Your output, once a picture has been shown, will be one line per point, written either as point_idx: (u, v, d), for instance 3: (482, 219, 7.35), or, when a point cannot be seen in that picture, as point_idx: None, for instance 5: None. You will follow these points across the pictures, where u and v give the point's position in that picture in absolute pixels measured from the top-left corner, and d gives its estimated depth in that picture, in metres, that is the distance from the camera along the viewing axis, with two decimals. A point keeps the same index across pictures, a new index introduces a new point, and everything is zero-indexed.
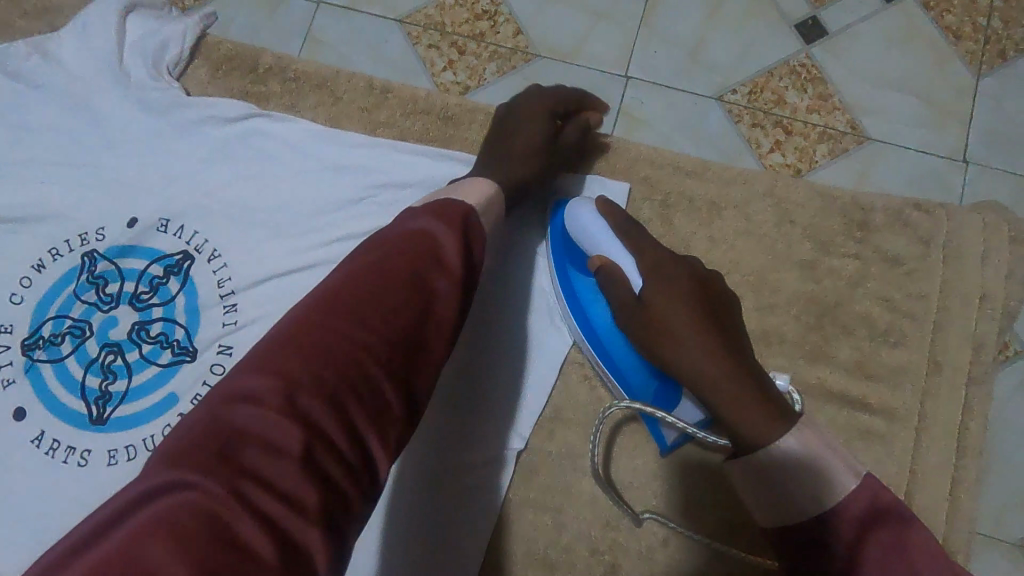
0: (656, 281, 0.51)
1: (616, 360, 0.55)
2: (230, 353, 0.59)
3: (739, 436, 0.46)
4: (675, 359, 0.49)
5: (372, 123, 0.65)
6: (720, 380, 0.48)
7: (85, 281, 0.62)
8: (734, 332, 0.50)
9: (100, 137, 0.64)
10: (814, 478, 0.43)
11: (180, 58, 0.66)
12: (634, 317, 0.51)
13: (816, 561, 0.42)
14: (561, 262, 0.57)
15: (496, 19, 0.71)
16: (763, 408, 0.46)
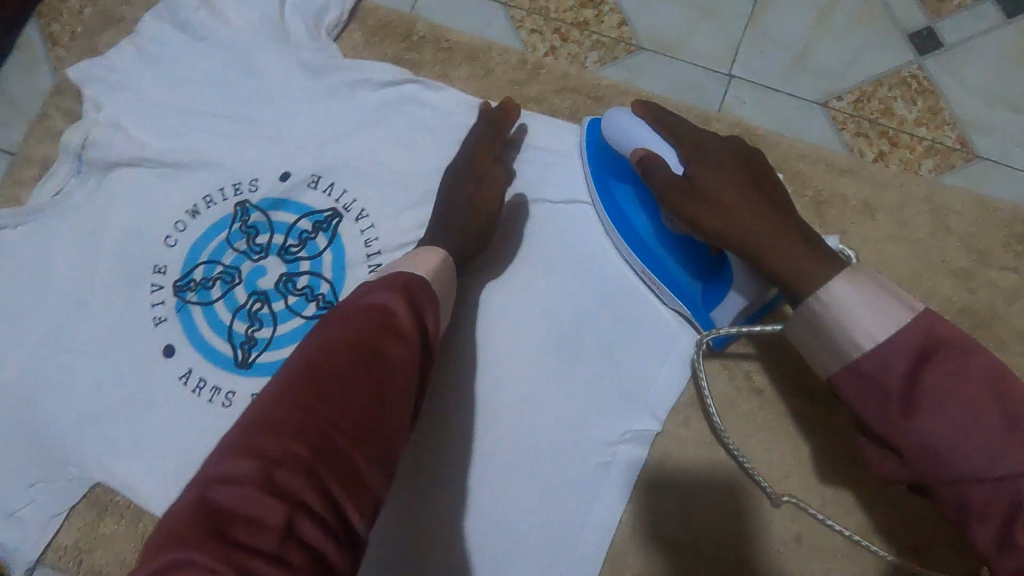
0: (698, 161, 0.51)
1: (679, 277, 0.57)
2: None
3: (796, 281, 0.44)
4: (724, 223, 0.48)
5: (521, 96, 0.65)
6: (762, 240, 0.47)
7: (238, 230, 0.64)
8: (785, 207, 0.49)
9: (258, 91, 0.65)
10: (876, 325, 0.39)
11: (340, 21, 0.67)
12: (679, 195, 0.50)
13: (873, 394, 0.40)
14: (597, 173, 0.60)
15: (602, 7, 0.69)
16: (822, 260, 0.44)
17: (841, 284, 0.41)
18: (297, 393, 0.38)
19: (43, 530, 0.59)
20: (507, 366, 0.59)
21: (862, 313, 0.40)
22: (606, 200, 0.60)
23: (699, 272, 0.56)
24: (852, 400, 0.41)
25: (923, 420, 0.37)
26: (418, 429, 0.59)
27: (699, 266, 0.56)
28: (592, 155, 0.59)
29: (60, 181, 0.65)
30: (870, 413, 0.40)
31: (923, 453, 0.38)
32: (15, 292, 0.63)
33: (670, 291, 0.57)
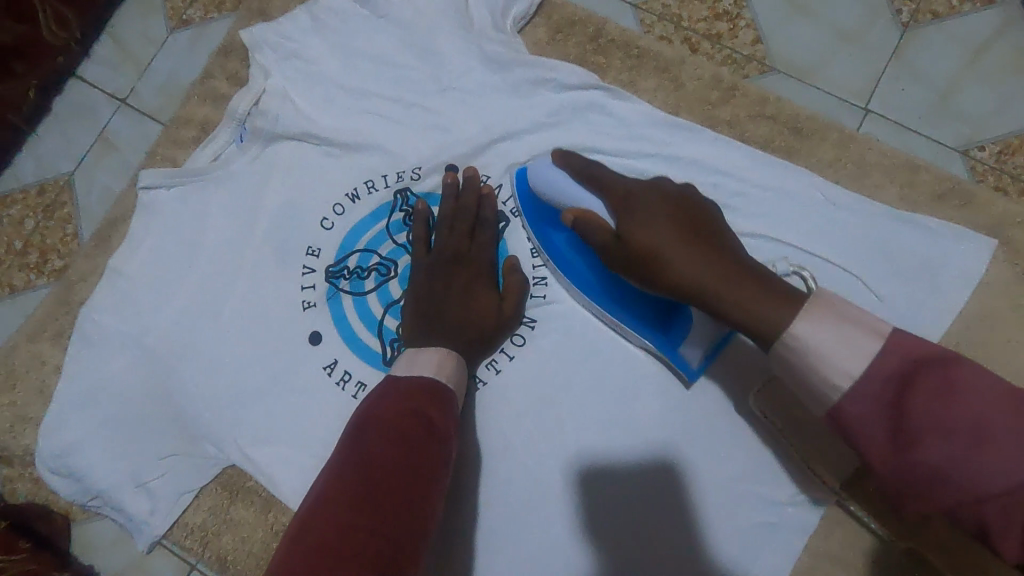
0: (628, 215, 0.50)
1: (630, 307, 0.56)
2: (533, 325, 0.59)
3: (758, 327, 0.44)
4: (677, 279, 0.47)
5: (713, 117, 0.61)
6: (705, 276, 0.46)
7: (398, 221, 0.61)
8: (712, 234, 0.49)
9: (434, 77, 0.62)
10: (843, 358, 0.40)
11: (527, 13, 0.63)
12: (616, 250, 0.50)
13: (881, 431, 0.39)
14: (538, 226, 0.58)
15: (737, 23, 0.68)
16: (775, 299, 0.44)
17: (810, 323, 0.41)
18: (362, 498, 0.42)
19: (175, 505, 0.58)
20: (671, 405, 0.57)
21: (834, 352, 0.40)
22: (540, 232, 0.58)
23: (655, 319, 0.55)
24: (860, 440, 0.40)
25: (923, 451, 0.38)
26: (579, 456, 0.57)
27: (651, 317, 0.55)
28: (520, 179, 0.58)
29: (221, 146, 0.63)
30: (857, 440, 0.40)
31: (960, 496, 0.37)
32: (164, 256, 0.61)
33: (622, 321, 0.57)
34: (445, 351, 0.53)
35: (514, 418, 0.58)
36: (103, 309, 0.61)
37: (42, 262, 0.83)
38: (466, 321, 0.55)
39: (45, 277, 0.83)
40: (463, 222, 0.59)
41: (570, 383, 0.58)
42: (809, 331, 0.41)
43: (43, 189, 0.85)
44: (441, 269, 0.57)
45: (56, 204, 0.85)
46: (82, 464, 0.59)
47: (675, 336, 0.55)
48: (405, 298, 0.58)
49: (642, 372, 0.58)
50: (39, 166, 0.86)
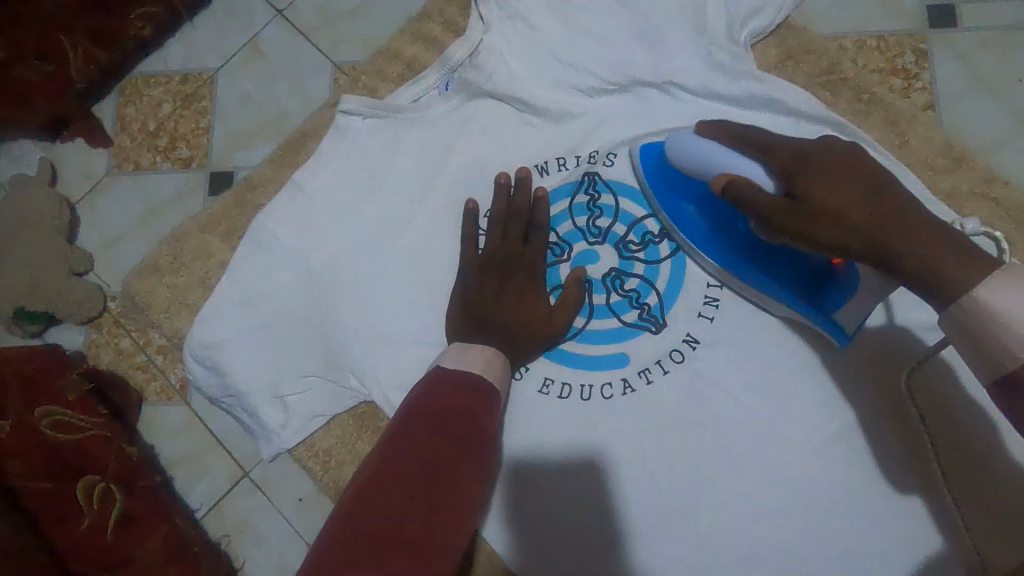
0: (805, 172, 0.44)
1: (769, 280, 0.53)
2: (695, 347, 0.57)
3: (945, 281, 0.38)
4: (857, 236, 0.41)
5: (932, 184, 0.58)
6: (873, 231, 0.40)
7: (582, 203, 0.60)
8: (879, 184, 0.42)
9: (654, 72, 0.60)
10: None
11: (764, 31, 0.61)
12: (783, 211, 0.44)
13: None
14: (662, 195, 0.57)
15: (913, 82, 0.72)
16: (963, 258, 0.38)
17: (1000, 289, 0.36)
18: (422, 484, 0.42)
19: (307, 424, 0.60)
20: (824, 463, 0.55)
21: (1017, 317, 0.35)
22: (669, 204, 0.57)
23: (802, 285, 0.52)
24: None
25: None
26: (711, 485, 0.55)
27: (794, 270, 0.52)
28: (647, 155, 0.58)
29: (426, 88, 0.63)
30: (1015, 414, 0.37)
31: None
32: (347, 182, 0.62)
33: (751, 285, 0.55)
34: (492, 351, 0.53)
35: (660, 433, 0.56)
36: (277, 219, 0.61)
37: (171, 147, 0.86)
38: (516, 324, 0.55)
39: (170, 161, 0.86)
40: (523, 218, 0.58)
41: (723, 413, 0.56)
42: (1001, 293, 0.36)
43: (185, 78, 0.87)
44: (494, 269, 0.56)
45: (196, 95, 0.87)
46: (226, 362, 0.60)
47: (827, 305, 0.52)
48: (455, 289, 0.57)
49: (803, 421, 0.55)
50: (187, 55, 0.88)
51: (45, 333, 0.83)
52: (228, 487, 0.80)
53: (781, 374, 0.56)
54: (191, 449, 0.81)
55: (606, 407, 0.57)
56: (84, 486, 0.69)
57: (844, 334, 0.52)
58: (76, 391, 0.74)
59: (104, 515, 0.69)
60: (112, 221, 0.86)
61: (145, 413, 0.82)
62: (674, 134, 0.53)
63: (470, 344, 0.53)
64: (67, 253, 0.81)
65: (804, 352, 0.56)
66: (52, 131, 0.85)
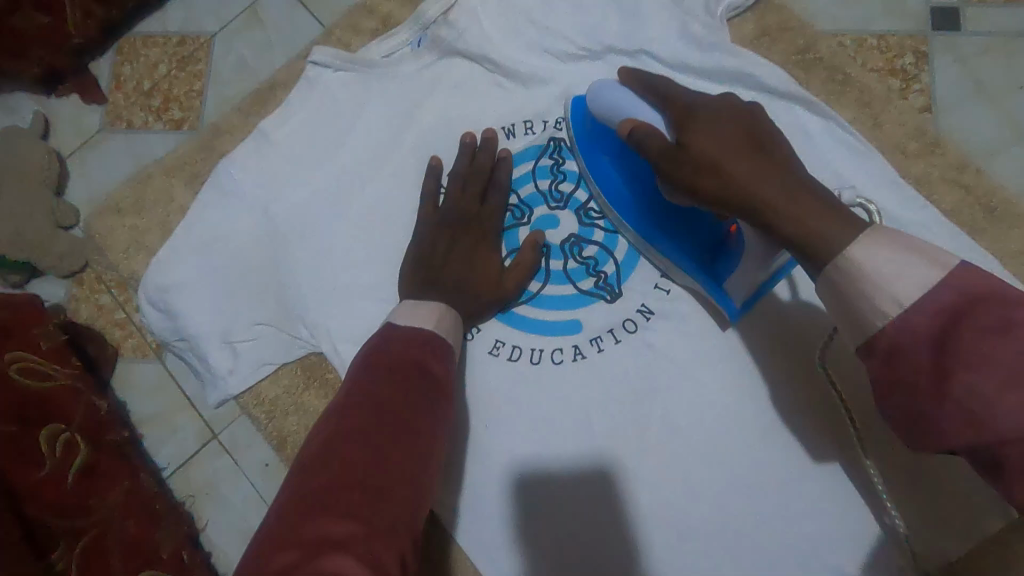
0: (694, 124, 0.44)
1: (668, 241, 0.53)
2: (649, 317, 0.56)
3: (809, 240, 0.38)
4: (730, 187, 0.41)
5: (902, 168, 0.57)
6: (754, 185, 0.40)
7: (545, 167, 0.59)
8: (769, 140, 0.42)
9: (627, 41, 0.60)
10: (900, 286, 0.35)
11: (741, 5, 0.60)
12: (671, 162, 0.45)
13: (897, 376, 0.37)
14: (584, 146, 0.56)
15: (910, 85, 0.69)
16: (833, 217, 0.38)
17: (870, 247, 0.37)
18: (377, 436, 0.42)
19: (254, 373, 0.59)
20: (771, 441, 0.54)
21: (890, 277, 0.36)
22: (586, 149, 0.56)
23: (701, 252, 0.52)
24: (891, 395, 0.38)
25: (952, 388, 0.34)
26: (657, 457, 0.54)
27: (695, 236, 0.52)
28: (576, 103, 0.57)
29: (397, 44, 0.62)
30: (874, 373, 0.39)
31: (961, 428, 0.35)
32: (313, 134, 0.61)
33: (648, 243, 0.55)
34: (443, 307, 0.52)
35: (608, 403, 0.55)
36: (242, 166, 0.61)
37: (165, 108, 0.86)
38: (467, 282, 0.54)
39: (162, 122, 0.86)
40: (484, 177, 0.57)
41: (672, 385, 0.55)
42: (870, 253, 0.36)
43: (183, 40, 0.87)
44: (449, 227, 0.56)
45: (193, 58, 0.87)
46: (179, 304, 0.59)
47: (720, 274, 0.52)
48: (410, 244, 0.57)
49: (751, 398, 0.55)
50: (186, 20, 0.88)
51: (27, 284, 0.84)
52: (196, 449, 0.81)
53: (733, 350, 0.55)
54: (161, 408, 0.82)
55: (555, 372, 0.56)
56: (47, 435, 0.67)
57: (730, 303, 0.52)
58: (51, 341, 0.73)
59: (64, 466, 0.67)
60: (101, 177, 0.86)
61: (120, 369, 0.82)
62: (599, 83, 0.53)
63: (425, 301, 0.52)
64: (54, 206, 0.81)
65: (758, 327, 0.55)
66: (47, 84, 0.85)
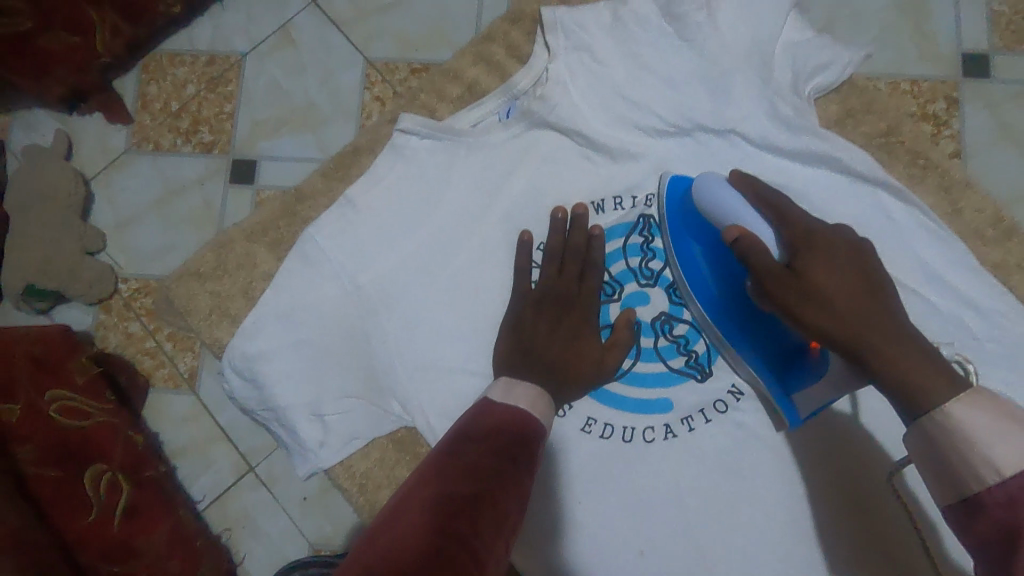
0: (809, 251, 0.46)
1: (745, 342, 0.55)
2: (739, 398, 0.57)
3: (908, 389, 0.40)
4: (834, 321, 0.43)
5: (982, 256, 0.59)
6: (856, 325, 0.42)
7: (635, 244, 0.60)
8: (877, 285, 0.44)
9: (717, 119, 0.61)
10: (1004, 450, 0.35)
11: (828, 86, 0.61)
12: (776, 280, 0.46)
13: (986, 549, 0.36)
14: (676, 232, 0.57)
15: (942, 129, 0.76)
16: (935, 372, 0.39)
17: (970, 408, 0.37)
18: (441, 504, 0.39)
19: (347, 445, 0.59)
20: (858, 522, 0.55)
21: (988, 440, 0.36)
22: (677, 238, 0.57)
23: (772, 359, 0.53)
24: (977, 564, 0.36)
25: None
26: (748, 537, 0.56)
27: (772, 344, 0.53)
28: (673, 187, 0.58)
29: (485, 113, 0.62)
30: (967, 539, 0.37)
31: None
32: (399, 202, 0.61)
33: (726, 339, 0.56)
34: (538, 391, 0.51)
35: (698, 482, 0.57)
36: (327, 234, 0.60)
37: (192, 131, 0.84)
38: (566, 363, 0.54)
39: (191, 145, 0.83)
40: (579, 254, 0.58)
41: (762, 467, 0.56)
42: (967, 411, 0.37)
43: (212, 59, 0.85)
44: (548, 306, 0.57)
45: (221, 79, 0.84)
46: (266, 375, 0.59)
47: (790, 384, 0.53)
48: (505, 322, 0.57)
49: (842, 479, 0.56)
50: (214, 36, 0.85)
51: (53, 311, 0.81)
52: (230, 481, 0.79)
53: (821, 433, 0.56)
54: (194, 439, 0.80)
55: (647, 451, 0.57)
56: (92, 473, 0.67)
57: (794, 412, 0.53)
58: (85, 374, 0.71)
59: (110, 508, 0.67)
60: (127, 201, 0.83)
61: (152, 399, 0.80)
62: (706, 178, 0.54)
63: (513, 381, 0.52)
64: (82, 232, 0.79)
65: (846, 410, 0.56)
66: (70, 104, 0.82)
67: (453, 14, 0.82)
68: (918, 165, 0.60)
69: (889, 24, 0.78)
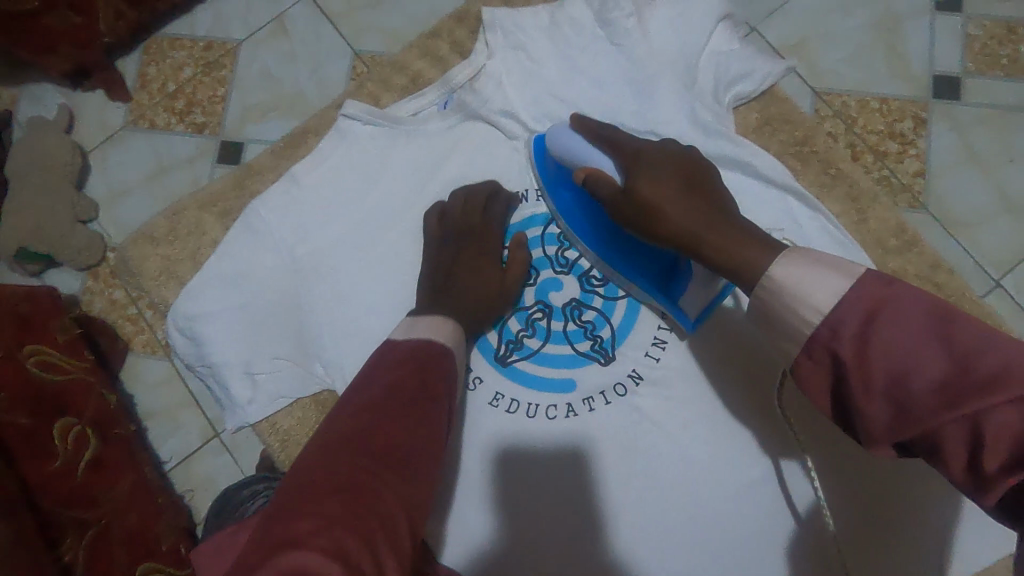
0: (641, 171, 0.52)
1: (628, 268, 0.60)
2: (638, 383, 0.61)
3: (741, 270, 0.45)
4: (672, 227, 0.49)
5: (880, 264, 0.62)
6: (693, 224, 0.49)
7: (554, 234, 0.64)
8: (704, 183, 0.51)
9: (639, 119, 0.64)
10: (818, 294, 0.39)
11: (745, 96, 0.65)
12: (624, 205, 0.53)
13: (828, 378, 0.41)
14: (550, 185, 0.62)
15: (908, 148, 0.78)
16: (749, 243, 0.45)
17: (788, 267, 0.41)
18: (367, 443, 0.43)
19: (273, 403, 0.64)
20: (736, 502, 0.60)
21: (807, 289, 0.40)
22: (552, 190, 0.62)
23: (654, 276, 0.58)
24: (821, 392, 0.42)
25: (875, 379, 0.38)
26: (636, 513, 0.60)
27: (649, 262, 0.58)
28: (537, 148, 0.62)
29: (425, 104, 0.67)
30: (817, 378, 0.41)
31: (890, 413, 0.38)
32: (338, 182, 0.65)
33: (613, 269, 0.61)
34: (444, 318, 0.55)
35: (592, 458, 0.61)
36: (270, 207, 0.65)
37: (187, 111, 0.89)
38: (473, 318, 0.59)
39: (184, 125, 0.89)
40: (485, 225, 0.63)
41: (654, 448, 0.60)
42: (788, 271, 0.41)
43: (209, 45, 0.90)
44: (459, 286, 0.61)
45: (217, 64, 0.90)
46: (204, 334, 0.64)
47: (674, 294, 0.58)
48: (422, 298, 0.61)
49: (725, 463, 0.60)
50: (214, 24, 0.90)
51: (44, 274, 0.87)
52: (198, 444, 0.85)
53: (710, 419, 0.61)
54: (167, 403, 0.86)
55: (548, 427, 0.61)
56: (60, 428, 0.69)
57: (686, 317, 0.59)
58: (66, 333, 0.76)
59: (76, 458, 0.68)
60: (120, 174, 0.89)
61: (129, 362, 0.86)
62: (556, 130, 0.59)
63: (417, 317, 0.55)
64: (76, 201, 0.84)
65: (735, 398, 0.61)
66: (74, 81, 0.87)
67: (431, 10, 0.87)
68: (827, 174, 0.64)
69: (864, 41, 0.81)
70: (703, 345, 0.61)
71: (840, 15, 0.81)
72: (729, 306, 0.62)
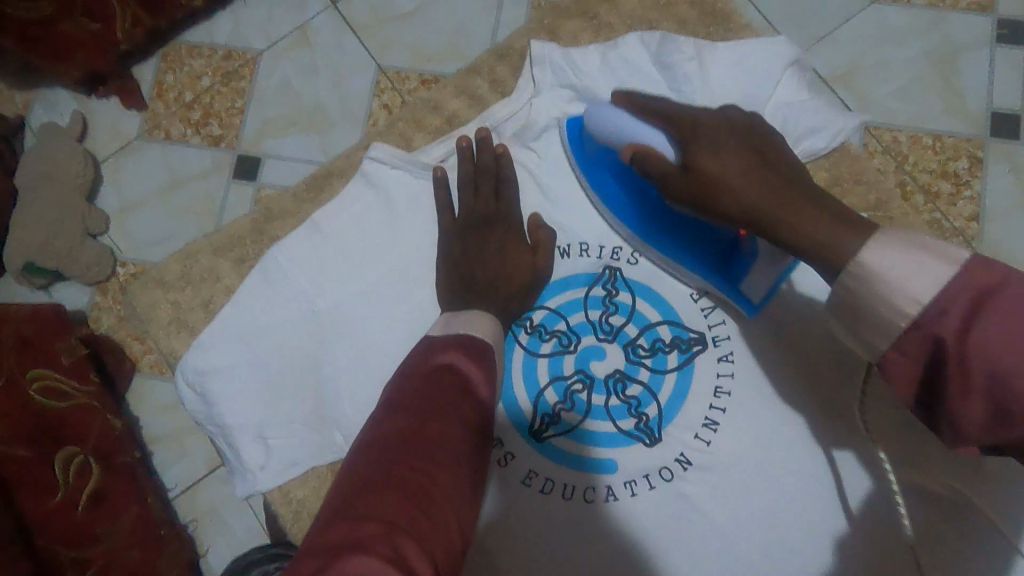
0: (697, 142, 0.46)
1: (683, 250, 0.56)
2: (687, 468, 0.55)
3: (828, 253, 0.39)
4: (743, 203, 0.43)
5: None
6: (764, 199, 0.43)
7: (598, 296, 0.58)
8: (773, 153, 0.45)
9: None
10: (916, 284, 0.34)
11: (817, 152, 0.59)
12: (678, 180, 0.47)
13: (919, 373, 0.36)
14: (588, 167, 0.58)
15: (962, 190, 0.71)
16: (835, 228, 0.39)
17: (881, 251, 0.36)
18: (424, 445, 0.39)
19: (284, 471, 0.59)
20: None
21: (903, 278, 0.35)
22: (591, 174, 0.58)
23: (712, 256, 0.54)
24: (905, 385, 0.38)
25: (976, 380, 0.34)
26: None
27: (707, 242, 0.54)
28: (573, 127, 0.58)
29: (457, 145, 0.62)
30: (904, 373, 0.37)
31: (988, 410, 0.35)
32: (364, 228, 0.60)
33: (668, 255, 0.57)
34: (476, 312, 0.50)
35: (634, 548, 0.55)
36: (291, 255, 0.60)
37: (202, 122, 0.81)
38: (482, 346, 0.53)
39: (199, 136, 0.80)
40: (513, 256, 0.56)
41: (704, 541, 0.54)
42: (877, 254, 0.36)
43: (229, 54, 0.82)
44: None
45: (236, 74, 0.81)
46: (215, 392, 0.59)
47: (735, 276, 0.54)
48: None
49: (783, 561, 0.54)
50: (233, 32, 0.82)
51: (51, 288, 0.78)
52: (203, 473, 0.76)
53: (769, 512, 0.54)
54: (175, 428, 0.77)
55: (586, 512, 0.55)
56: (62, 459, 0.62)
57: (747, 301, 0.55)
58: (73, 354, 0.67)
59: (77, 491, 0.62)
60: (133, 185, 0.80)
61: (136, 385, 0.77)
62: (593, 105, 0.55)
63: (474, 314, 0.51)
64: (86, 213, 0.76)
65: (795, 488, 0.55)
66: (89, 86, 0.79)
67: (465, 29, 0.80)
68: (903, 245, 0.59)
69: (921, 71, 0.74)
70: (757, 426, 0.56)
71: (897, 44, 0.75)
72: (787, 385, 0.56)
